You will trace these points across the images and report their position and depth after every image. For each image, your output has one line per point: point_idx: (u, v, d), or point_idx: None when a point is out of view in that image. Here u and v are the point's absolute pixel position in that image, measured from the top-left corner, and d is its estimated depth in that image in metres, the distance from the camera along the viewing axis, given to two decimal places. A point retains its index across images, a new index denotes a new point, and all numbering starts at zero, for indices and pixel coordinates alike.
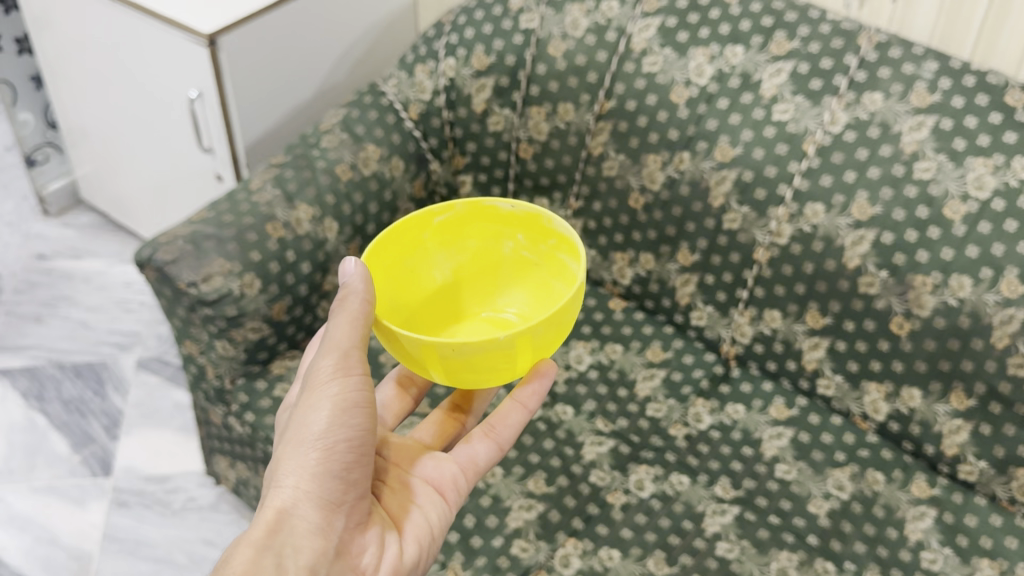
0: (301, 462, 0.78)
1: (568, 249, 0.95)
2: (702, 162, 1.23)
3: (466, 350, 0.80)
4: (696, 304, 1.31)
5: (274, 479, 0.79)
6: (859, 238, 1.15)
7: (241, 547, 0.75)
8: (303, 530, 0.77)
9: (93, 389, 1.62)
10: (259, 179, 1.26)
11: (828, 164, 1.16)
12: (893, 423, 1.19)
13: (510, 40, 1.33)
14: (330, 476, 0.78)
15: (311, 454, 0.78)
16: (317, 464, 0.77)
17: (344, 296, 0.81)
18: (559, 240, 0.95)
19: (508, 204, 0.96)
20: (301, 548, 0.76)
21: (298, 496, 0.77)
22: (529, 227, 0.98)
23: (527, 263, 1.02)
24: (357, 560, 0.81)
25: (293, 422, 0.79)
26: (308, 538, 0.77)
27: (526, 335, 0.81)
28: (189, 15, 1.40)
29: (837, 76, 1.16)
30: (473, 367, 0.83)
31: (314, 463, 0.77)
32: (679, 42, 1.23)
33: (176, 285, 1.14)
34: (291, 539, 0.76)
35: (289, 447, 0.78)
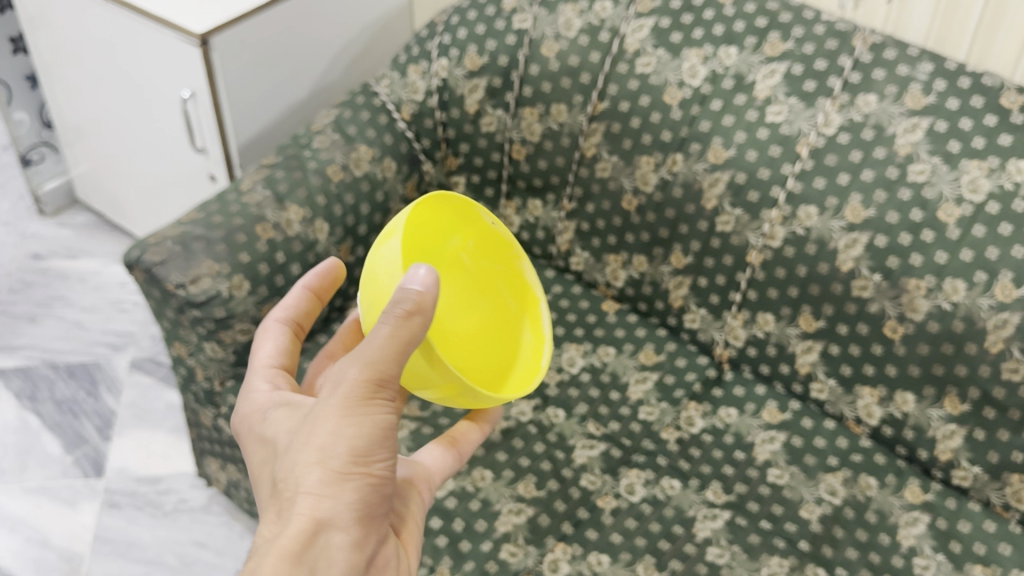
0: (337, 482, 0.68)
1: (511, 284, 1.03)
2: (695, 164, 1.23)
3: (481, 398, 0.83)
4: (689, 307, 1.29)
5: (298, 492, 0.68)
6: (852, 241, 1.14)
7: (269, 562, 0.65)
8: (338, 550, 0.68)
9: (87, 389, 1.62)
10: (249, 179, 1.26)
11: (821, 167, 1.15)
12: (887, 428, 1.17)
13: (503, 40, 1.32)
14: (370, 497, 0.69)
15: (351, 472, 0.68)
16: (357, 486, 0.68)
17: (412, 311, 0.70)
18: (507, 271, 1.04)
19: (493, 219, 0.99)
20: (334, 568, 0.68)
21: (335, 520, 0.68)
22: (484, 241, 1.01)
23: (458, 264, 0.97)
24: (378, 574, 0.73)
25: (324, 434, 0.68)
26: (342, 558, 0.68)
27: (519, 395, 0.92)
28: (182, 14, 1.39)
29: (831, 78, 1.15)
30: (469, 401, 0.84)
31: (354, 483, 0.68)
32: (672, 43, 1.23)
33: (164, 286, 1.14)
34: (325, 557, 0.67)
35: (320, 462, 0.68)
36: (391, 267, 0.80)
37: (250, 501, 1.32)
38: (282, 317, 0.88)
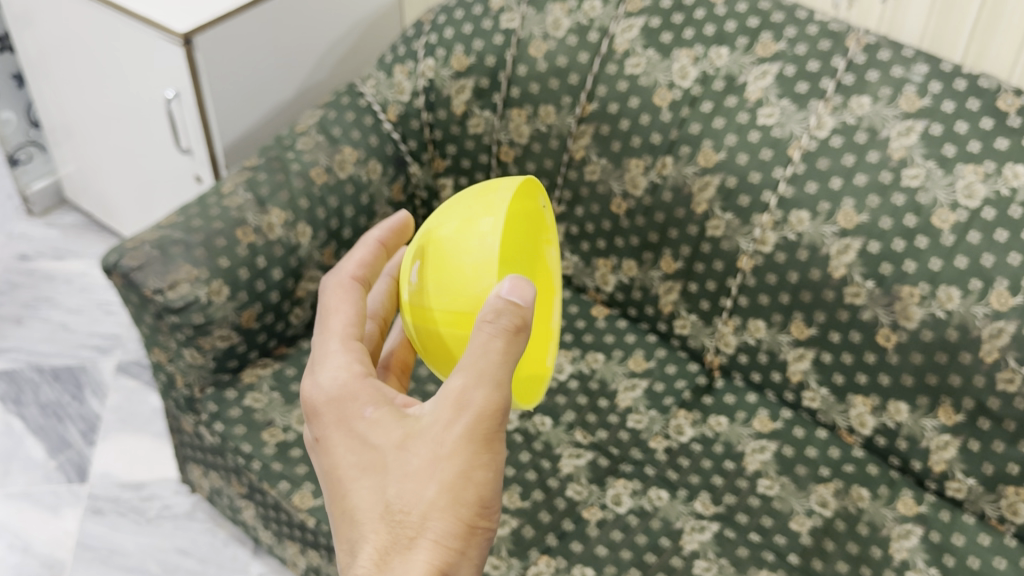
0: (462, 533, 0.58)
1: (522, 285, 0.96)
2: (684, 168, 1.20)
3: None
4: (679, 313, 1.26)
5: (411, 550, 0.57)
6: (844, 247, 1.11)
7: None
8: None
9: (71, 393, 1.60)
10: (231, 182, 1.24)
11: (813, 170, 1.13)
12: (880, 438, 1.15)
13: (490, 40, 1.29)
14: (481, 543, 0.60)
15: (473, 522, 0.59)
16: (478, 534, 0.59)
17: (517, 326, 0.62)
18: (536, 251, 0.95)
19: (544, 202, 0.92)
20: None
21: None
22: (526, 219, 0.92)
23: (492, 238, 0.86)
24: None
25: (444, 476, 0.58)
26: None
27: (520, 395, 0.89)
28: (165, 13, 1.37)
29: (824, 79, 1.14)
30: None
31: (476, 534, 0.59)
32: (662, 44, 1.21)
33: (142, 292, 1.11)
34: None
35: (444, 510, 0.58)
36: (483, 267, 0.77)
37: (232, 509, 1.30)
38: (355, 275, 0.73)
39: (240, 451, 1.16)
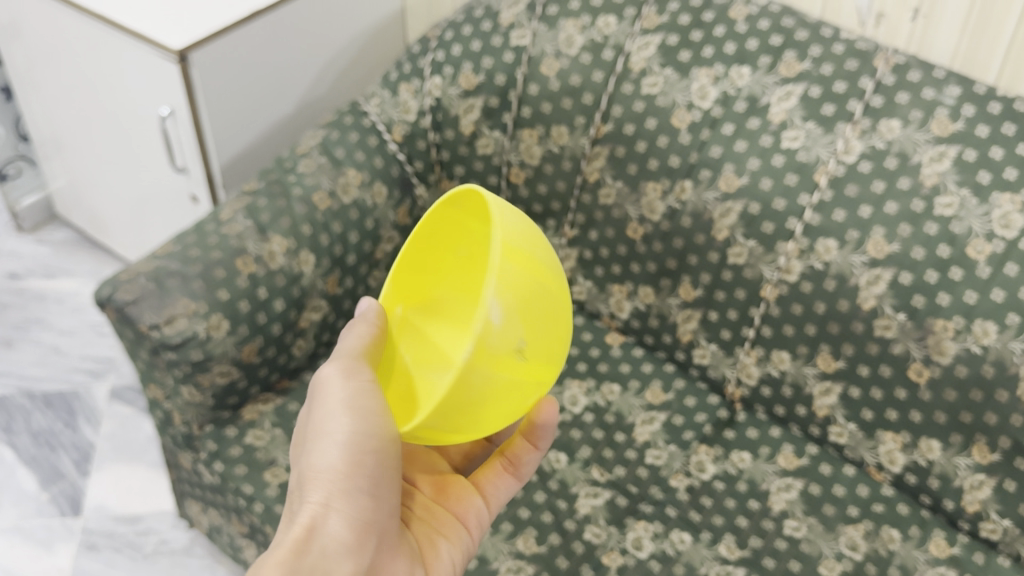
0: (328, 481, 0.75)
1: (521, 297, 0.74)
2: (705, 193, 1.15)
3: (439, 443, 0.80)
4: (699, 342, 1.21)
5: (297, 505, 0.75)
6: (874, 277, 1.06)
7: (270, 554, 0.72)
8: (332, 548, 0.73)
9: (64, 420, 1.54)
10: (229, 209, 1.18)
11: (841, 197, 1.08)
12: (910, 476, 1.10)
13: (500, 58, 1.24)
14: (358, 493, 0.76)
15: (337, 471, 0.75)
16: (344, 484, 0.75)
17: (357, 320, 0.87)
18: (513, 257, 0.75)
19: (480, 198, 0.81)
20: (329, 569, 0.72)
21: (331, 520, 0.74)
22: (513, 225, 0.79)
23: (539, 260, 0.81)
24: None
25: (315, 444, 0.77)
26: (337, 557, 0.73)
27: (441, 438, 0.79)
28: (159, 28, 1.31)
29: (851, 101, 1.09)
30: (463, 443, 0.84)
31: (343, 483, 0.75)
32: (681, 62, 1.17)
33: (137, 327, 1.06)
34: (320, 559, 0.72)
35: (313, 469, 0.76)
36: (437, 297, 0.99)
37: (232, 548, 1.25)
38: None
39: (242, 493, 1.10)
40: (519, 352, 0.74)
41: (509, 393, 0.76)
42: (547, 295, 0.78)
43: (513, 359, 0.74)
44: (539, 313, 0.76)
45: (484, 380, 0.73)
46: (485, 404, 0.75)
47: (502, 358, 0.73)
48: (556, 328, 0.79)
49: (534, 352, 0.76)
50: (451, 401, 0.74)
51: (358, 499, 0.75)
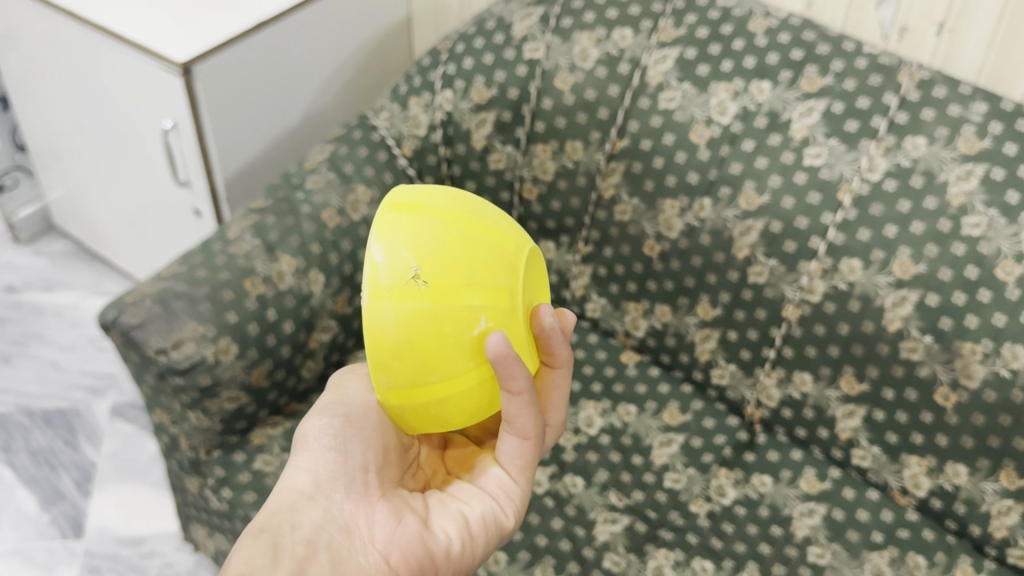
0: (302, 448, 0.86)
1: (399, 229, 0.75)
2: (724, 211, 1.13)
3: (425, 412, 0.79)
4: (717, 362, 1.19)
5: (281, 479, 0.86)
6: (900, 299, 1.04)
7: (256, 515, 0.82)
8: (298, 497, 0.82)
9: (64, 439, 1.51)
10: (236, 227, 1.15)
11: (866, 217, 1.05)
12: (935, 500, 1.08)
13: (512, 71, 1.21)
14: (326, 452, 0.85)
15: (309, 439, 0.87)
16: (313, 447, 0.86)
17: None
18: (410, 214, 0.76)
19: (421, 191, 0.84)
20: (297, 515, 0.81)
21: (299, 479, 0.84)
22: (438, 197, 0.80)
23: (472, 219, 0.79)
24: (362, 530, 0.81)
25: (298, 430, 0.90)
26: (304, 504, 0.82)
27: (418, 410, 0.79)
28: (161, 40, 1.28)
29: (875, 118, 1.06)
30: (466, 411, 0.80)
31: (314, 445, 0.86)
32: (699, 77, 1.14)
33: (143, 352, 1.03)
34: (289, 507, 0.81)
35: (294, 446, 0.88)
36: None
37: None
38: None
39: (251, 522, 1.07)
40: (416, 275, 0.73)
41: (434, 322, 0.73)
42: (440, 222, 0.76)
43: (409, 284, 0.72)
44: (430, 236, 0.75)
45: (390, 316, 0.73)
46: (416, 340, 0.73)
47: (399, 288, 0.73)
48: (473, 254, 0.76)
49: (436, 273, 0.73)
50: (384, 351, 0.74)
51: (325, 454, 0.85)
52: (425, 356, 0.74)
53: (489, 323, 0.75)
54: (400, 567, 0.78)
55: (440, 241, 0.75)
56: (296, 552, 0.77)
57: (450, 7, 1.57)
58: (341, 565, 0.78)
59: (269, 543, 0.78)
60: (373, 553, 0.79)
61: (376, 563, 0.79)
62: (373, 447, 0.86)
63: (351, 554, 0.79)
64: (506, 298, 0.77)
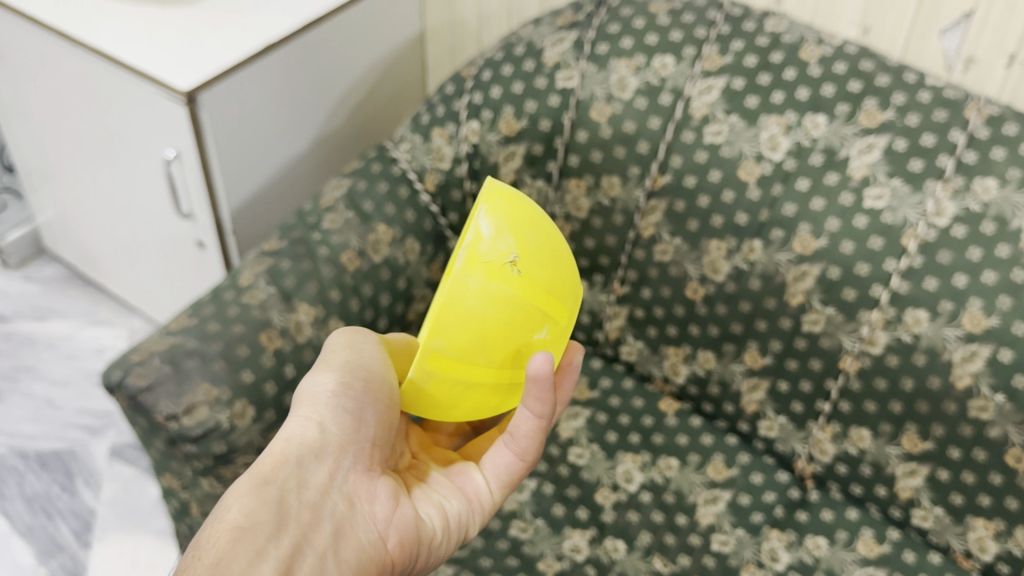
0: (312, 400, 0.81)
1: (507, 214, 0.80)
2: (776, 254, 1.05)
3: (451, 393, 0.82)
4: (766, 413, 1.11)
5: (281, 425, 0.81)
6: (970, 354, 0.96)
7: (248, 467, 0.77)
8: (307, 455, 0.78)
9: (61, 483, 1.42)
10: (250, 272, 1.07)
11: (932, 264, 0.98)
12: (1003, 565, 1.00)
13: (544, 101, 1.13)
14: (341, 413, 0.81)
15: (325, 391, 0.81)
16: (327, 402, 0.81)
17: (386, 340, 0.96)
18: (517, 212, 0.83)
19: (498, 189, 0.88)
20: (303, 477, 0.77)
21: (308, 433, 0.79)
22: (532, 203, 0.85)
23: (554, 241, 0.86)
24: (361, 505, 0.80)
25: (305, 375, 0.84)
26: (311, 466, 0.78)
27: (445, 384, 0.81)
28: (163, 64, 1.19)
29: (941, 156, 0.98)
30: (477, 402, 0.84)
31: (329, 399, 0.81)
32: (748, 109, 1.06)
33: (152, 417, 0.94)
34: (296, 466, 0.77)
35: (303, 392, 0.82)
36: None
37: None
38: None
39: None
40: (513, 262, 0.78)
41: (510, 309, 0.78)
42: (541, 229, 0.83)
43: (506, 268, 0.78)
44: (534, 235, 0.81)
45: (476, 284, 0.77)
46: (488, 314, 0.78)
47: (494, 266, 0.78)
48: (557, 270, 0.83)
49: (530, 270, 0.79)
50: (455, 316, 0.78)
51: (339, 414, 0.81)
52: (488, 337, 0.78)
53: (547, 332, 0.82)
54: (394, 552, 0.79)
55: (539, 244, 0.81)
56: (300, 518, 0.75)
57: (467, 25, 1.49)
58: (342, 539, 0.77)
59: (274, 502, 0.74)
60: (372, 531, 0.79)
61: (372, 543, 0.78)
62: (385, 420, 0.84)
63: (352, 530, 0.78)
64: (564, 319, 0.85)
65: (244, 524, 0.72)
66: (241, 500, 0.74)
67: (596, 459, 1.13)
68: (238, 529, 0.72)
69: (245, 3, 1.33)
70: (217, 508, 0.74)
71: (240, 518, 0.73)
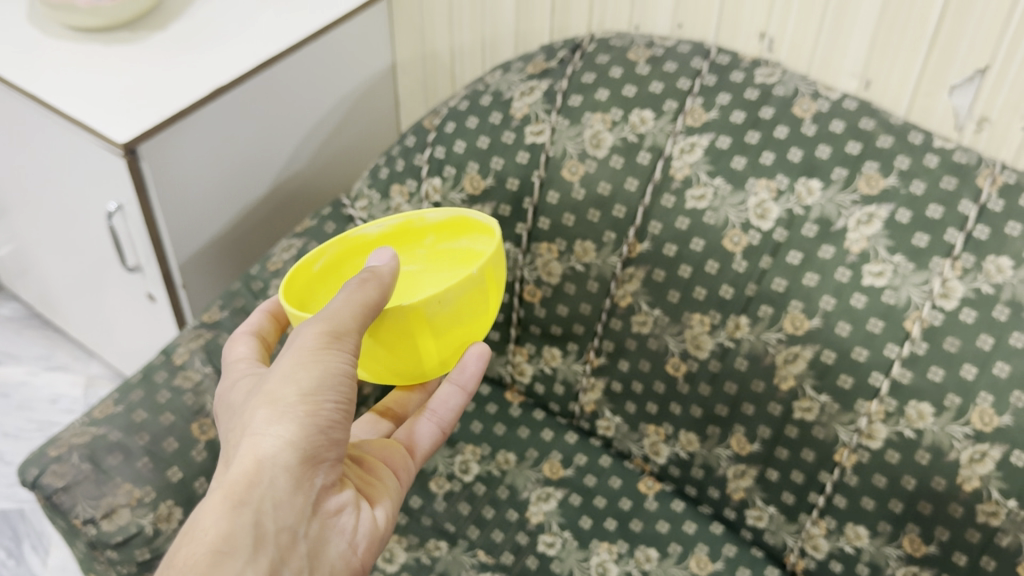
0: (282, 418, 0.66)
1: (452, 230, 0.89)
2: (765, 333, 0.95)
3: (462, 319, 0.78)
4: (754, 502, 1.01)
5: (247, 429, 0.67)
6: (979, 454, 0.86)
7: (216, 492, 0.65)
8: (280, 483, 0.65)
9: (7, 548, 1.34)
10: (185, 349, 0.97)
11: (938, 352, 0.88)
12: None
13: (513, 158, 1.04)
14: (316, 433, 0.67)
15: (296, 410, 0.66)
16: (300, 423, 0.66)
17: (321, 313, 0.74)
18: (438, 230, 0.89)
19: (375, 225, 0.86)
20: (278, 504, 0.65)
21: (280, 460, 0.65)
22: (399, 240, 0.89)
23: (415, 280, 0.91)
24: (331, 518, 0.69)
25: (273, 384, 0.67)
26: (286, 493, 0.65)
27: (470, 297, 0.77)
28: (101, 114, 1.10)
29: (950, 231, 0.88)
30: (459, 335, 0.79)
31: (301, 422, 0.66)
32: (734, 170, 0.95)
33: (69, 520, 0.85)
34: (270, 493, 0.65)
35: (272, 395, 0.67)
36: None
37: None
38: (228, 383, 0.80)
39: None
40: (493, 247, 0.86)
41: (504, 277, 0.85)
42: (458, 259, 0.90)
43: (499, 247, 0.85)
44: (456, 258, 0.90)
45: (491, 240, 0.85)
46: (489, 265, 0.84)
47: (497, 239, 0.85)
48: None
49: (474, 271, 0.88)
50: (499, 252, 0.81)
51: (314, 438, 0.66)
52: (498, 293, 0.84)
53: None
54: (363, 560, 0.72)
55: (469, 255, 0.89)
56: (277, 543, 0.65)
57: (439, 58, 1.38)
58: (316, 559, 0.68)
59: (250, 525, 0.64)
60: (343, 542, 0.70)
61: (344, 555, 0.70)
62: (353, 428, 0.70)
63: (325, 547, 0.69)
64: None
65: (221, 548, 0.63)
66: (212, 520, 0.64)
67: (568, 548, 1.01)
68: (213, 555, 0.62)
69: (196, 40, 1.24)
70: (184, 542, 0.63)
71: (213, 539, 0.63)
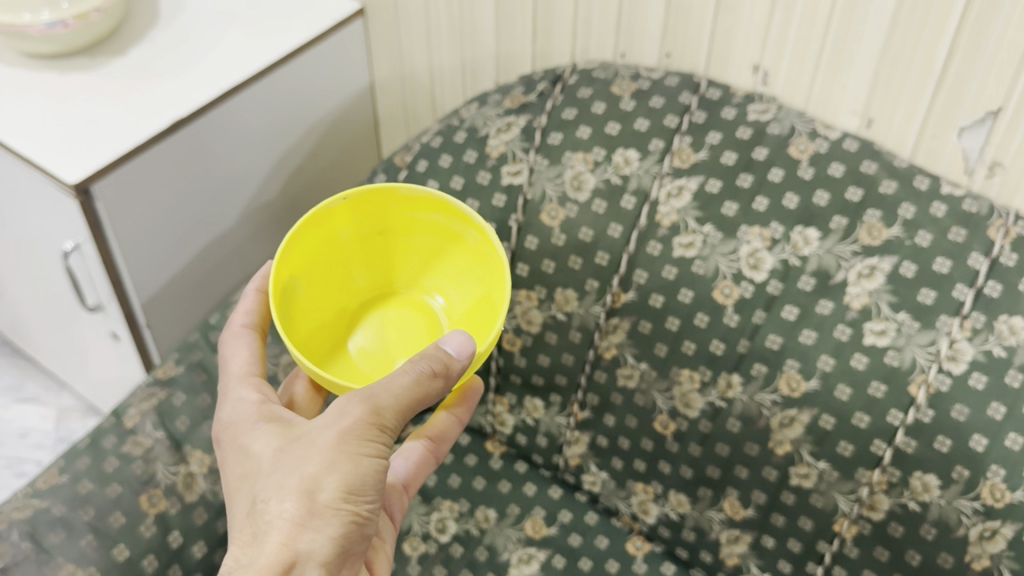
0: (323, 515, 0.61)
1: (422, 205, 0.83)
2: (760, 393, 0.88)
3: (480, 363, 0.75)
4: (748, 568, 0.95)
5: (282, 516, 0.61)
6: (990, 532, 0.79)
7: None
8: None
9: None
10: (137, 411, 0.91)
11: (946, 421, 0.80)
12: None
13: (488, 200, 0.97)
14: (352, 532, 0.62)
15: (339, 509, 0.61)
16: (341, 525, 0.61)
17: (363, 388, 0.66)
18: (405, 201, 0.83)
19: (339, 198, 0.78)
20: None
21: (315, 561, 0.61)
22: (360, 209, 0.82)
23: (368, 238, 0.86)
24: None
25: (318, 474, 0.61)
26: None
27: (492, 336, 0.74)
28: (52, 150, 1.03)
29: (958, 287, 0.81)
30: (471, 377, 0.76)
31: (343, 522, 0.61)
32: (725, 217, 0.88)
33: None
34: None
35: (317, 486, 0.61)
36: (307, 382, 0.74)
37: None
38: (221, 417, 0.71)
39: None
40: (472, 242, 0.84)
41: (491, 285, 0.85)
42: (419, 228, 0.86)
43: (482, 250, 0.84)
44: (423, 225, 0.86)
45: (478, 235, 0.83)
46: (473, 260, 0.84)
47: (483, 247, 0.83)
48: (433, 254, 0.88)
49: (442, 245, 0.87)
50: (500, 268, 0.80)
51: (350, 540, 0.62)
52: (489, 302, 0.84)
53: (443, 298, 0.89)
54: None
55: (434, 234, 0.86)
56: None
57: (418, 80, 1.31)
58: None
59: None
60: None
61: None
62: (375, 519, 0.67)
63: None
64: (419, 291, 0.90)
65: None
66: None
67: None
68: None
69: (158, 66, 1.16)
70: None
71: None
